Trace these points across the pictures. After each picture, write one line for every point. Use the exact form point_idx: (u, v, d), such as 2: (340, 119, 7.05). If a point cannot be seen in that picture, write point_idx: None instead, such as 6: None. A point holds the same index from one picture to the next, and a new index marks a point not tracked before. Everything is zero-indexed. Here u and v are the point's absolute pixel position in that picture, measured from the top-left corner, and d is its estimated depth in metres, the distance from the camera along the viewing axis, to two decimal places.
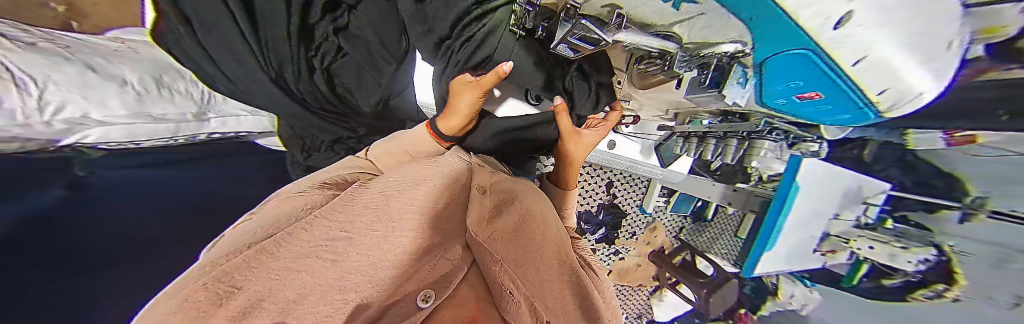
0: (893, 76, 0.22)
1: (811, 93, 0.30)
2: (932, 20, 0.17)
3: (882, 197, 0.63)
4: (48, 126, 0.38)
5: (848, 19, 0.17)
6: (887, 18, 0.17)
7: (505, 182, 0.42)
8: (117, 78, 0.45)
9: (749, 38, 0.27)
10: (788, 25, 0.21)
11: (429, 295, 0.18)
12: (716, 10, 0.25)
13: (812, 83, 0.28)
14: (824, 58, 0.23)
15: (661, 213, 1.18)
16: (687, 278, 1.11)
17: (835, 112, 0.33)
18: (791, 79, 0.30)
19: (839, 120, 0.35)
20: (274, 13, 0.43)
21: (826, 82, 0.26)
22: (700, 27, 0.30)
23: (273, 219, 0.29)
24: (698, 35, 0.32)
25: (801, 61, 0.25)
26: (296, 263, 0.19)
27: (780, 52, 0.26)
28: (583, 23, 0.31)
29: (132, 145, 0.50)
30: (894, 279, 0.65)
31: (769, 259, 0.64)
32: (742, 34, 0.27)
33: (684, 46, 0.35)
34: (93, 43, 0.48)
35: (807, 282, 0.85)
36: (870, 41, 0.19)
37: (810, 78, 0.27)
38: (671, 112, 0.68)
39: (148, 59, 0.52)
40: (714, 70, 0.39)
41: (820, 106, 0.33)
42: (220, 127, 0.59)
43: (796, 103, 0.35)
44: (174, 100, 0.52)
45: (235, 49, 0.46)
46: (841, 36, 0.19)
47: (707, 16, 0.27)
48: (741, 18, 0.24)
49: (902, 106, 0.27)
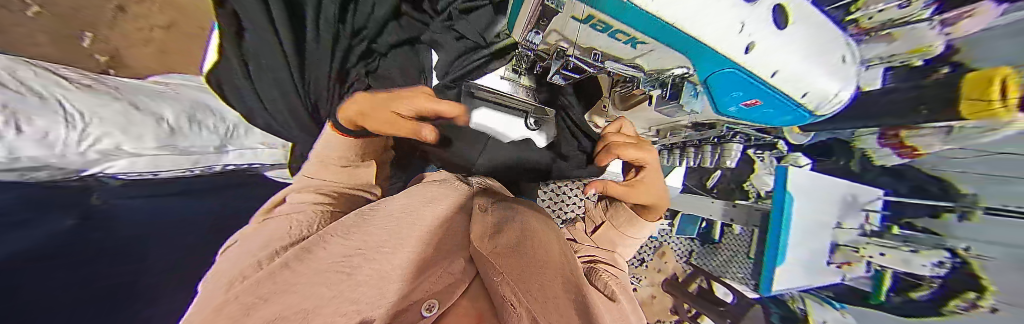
0: (808, 84, 0.28)
1: (751, 100, 0.34)
2: (797, 43, 0.24)
3: (879, 202, 0.66)
4: (82, 155, 0.51)
5: (754, 46, 0.23)
6: (777, 41, 0.23)
7: (506, 202, 0.44)
8: (154, 114, 0.61)
9: (689, 64, 0.32)
10: (713, 59, 0.26)
11: (433, 305, 0.19)
12: (662, 47, 0.29)
13: (754, 97, 0.32)
14: (750, 75, 0.27)
15: (667, 237, 1.15)
16: (707, 308, 1.05)
17: (778, 114, 0.36)
18: (730, 92, 0.33)
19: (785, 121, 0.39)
20: (319, 59, 0.64)
21: (761, 91, 0.30)
22: (654, 58, 0.34)
23: (271, 237, 0.30)
24: (654, 64, 0.37)
25: (736, 79, 0.29)
26: (317, 277, 0.20)
27: (713, 73, 0.30)
28: (571, 60, 0.39)
29: (149, 176, 0.61)
30: (921, 290, 0.61)
31: (784, 274, 0.61)
32: (684, 61, 0.31)
33: (647, 72, 0.40)
34: (144, 86, 0.65)
35: (837, 304, 0.76)
36: (779, 58, 0.24)
37: (746, 89, 0.31)
38: (653, 128, 0.73)
39: (186, 99, 0.68)
40: (671, 86, 0.44)
41: (763, 111, 0.36)
42: (235, 158, 0.74)
43: (742, 111, 0.38)
44: (199, 133, 0.67)
45: (283, 84, 0.64)
46: (760, 63, 0.25)
47: (658, 51, 0.31)
48: (680, 52, 0.28)
49: (825, 105, 0.33)
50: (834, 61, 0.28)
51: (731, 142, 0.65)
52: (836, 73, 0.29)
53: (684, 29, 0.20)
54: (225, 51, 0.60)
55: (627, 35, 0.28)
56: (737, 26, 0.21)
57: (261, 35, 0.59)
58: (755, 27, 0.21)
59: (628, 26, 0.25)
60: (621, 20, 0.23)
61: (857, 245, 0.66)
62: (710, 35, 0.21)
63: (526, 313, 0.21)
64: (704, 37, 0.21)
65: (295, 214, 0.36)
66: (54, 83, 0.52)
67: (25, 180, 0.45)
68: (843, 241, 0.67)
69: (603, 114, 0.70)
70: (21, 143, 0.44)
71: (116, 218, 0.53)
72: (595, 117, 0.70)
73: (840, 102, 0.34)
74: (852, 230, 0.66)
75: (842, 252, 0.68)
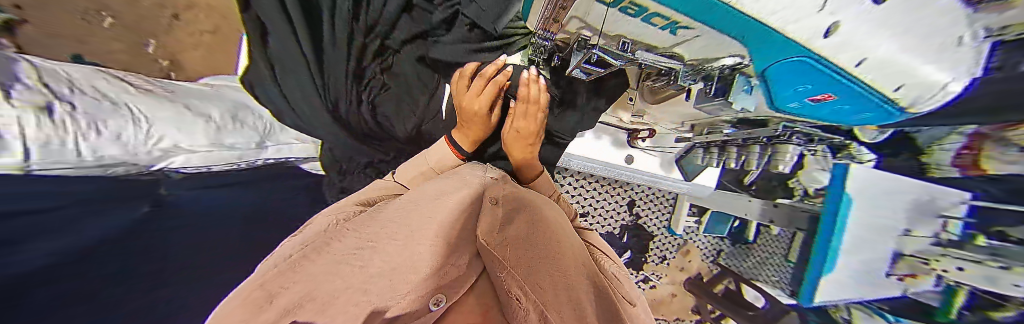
0: (897, 71, 0.25)
1: (823, 95, 0.31)
2: (909, 23, 0.21)
3: (963, 208, 0.54)
4: (148, 153, 0.43)
5: (837, 27, 0.20)
6: (867, 22, 0.20)
7: (519, 193, 0.43)
8: (204, 115, 0.54)
9: (746, 52, 0.28)
10: (783, 44, 0.23)
11: (441, 300, 0.21)
12: (709, 34, 0.26)
13: (826, 90, 0.29)
14: (821, 62, 0.25)
15: (693, 235, 1.08)
16: (733, 311, 0.99)
17: (856, 110, 0.32)
18: (797, 84, 0.30)
19: (862, 117, 0.34)
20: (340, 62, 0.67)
21: (833, 83, 0.28)
22: (699, 46, 0.31)
23: (313, 233, 0.32)
24: (698, 52, 0.33)
25: (801, 67, 0.27)
26: (330, 269, 0.21)
27: (778, 61, 0.27)
28: (594, 51, 0.34)
29: (203, 170, 0.54)
30: (1008, 312, 0.52)
31: (834, 284, 0.55)
32: (735, 50, 0.28)
33: (687, 64, 0.36)
34: (188, 87, 0.59)
35: (891, 317, 0.66)
36: (860, 44, 0.22)
37: (816, 80, 0.28)
38: (688, 124, 0.67)
39: (228, 99, 0.62)
40: (717, 81, 0.39)
41: (838, 106, 0.33)
42: (275, 154, 0.68)
43: (809, 107, 0.35)
44: (242, 132, 0.61)
45: (308, 89, 0.67)
46: (835, 46, 0.22)
47: (703, 38, 0.28)
48: (739, 39, 0.25)
49: (922, 99, 0.29)
50: (947, 43, 0.24)
51: (787, 142, 0.58)
52: (936, 60, 0.25)
53: (745, 12, 0.19)
54: (253, 56, 0.63)
55: (665, 19, 0.25)
56: (812, 10, 0.19)
57: (285, 41, 0.63)
58: (840, 9, 0.19)
59: (672, 11, 0.22)
60: (662, 3, 0.21)
61: (927, 258, 0.55)
62: (780, 18, 0.19)
63: (535, 309, 0.22)
64: (767, 19, 0.20)
65: (339, 209, 0.39)
66: (107, 78, 0.44)
67: (104, 176, 0.39)
68: (908, 251, 0.56)
69: (629, 108, 0.66)
70: (101, 142, 0.36)
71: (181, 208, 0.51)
72: (619, 111, 0.66)
73: (936, 99, 0.30)
74: (927, 240, 0.55)
75: (905, 262, 0.57)
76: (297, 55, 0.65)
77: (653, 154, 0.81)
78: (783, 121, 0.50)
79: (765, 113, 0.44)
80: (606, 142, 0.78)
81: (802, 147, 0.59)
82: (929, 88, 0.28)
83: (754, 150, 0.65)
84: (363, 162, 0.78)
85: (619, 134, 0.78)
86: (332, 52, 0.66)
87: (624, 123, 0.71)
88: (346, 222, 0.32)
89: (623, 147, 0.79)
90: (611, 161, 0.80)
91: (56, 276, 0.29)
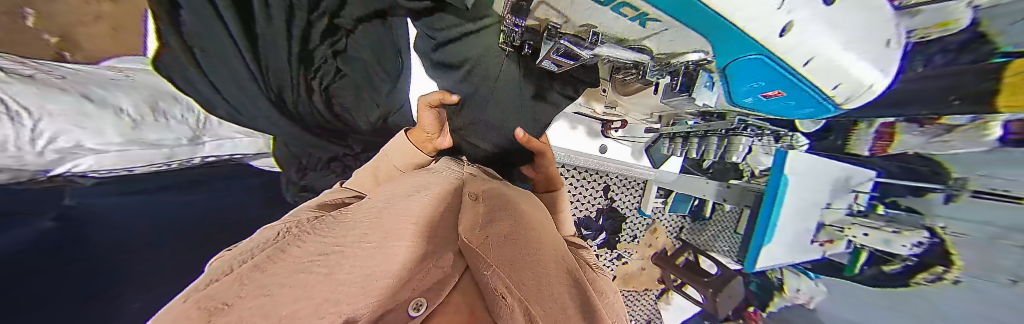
0: (844, 74, 0.26)
1: (774, 92, 0.32)
2: (859, 18, 0.20)
3: (870, 185, 0.67)
4: (40, 156, 0.39)
5: (792, 27, 0.20)
6: (821, 24, 0.20)
7: (498, 188, 0.44)
8: (112, 107, 0.46)
9: (708, 48, 0.30)
10: (742, 40, 0.23)
11: (421, 304, 0.16)
12: (679, 26, 0.27)
13: (777, 88, 0.31)
14: (778, 64, 0.25)
15: (660, 214, 1.18)
16: (693, 279, 1.12)
17: (800, 106, 0.35)
18: (753, 82, 0.32)
19: (806, 113, 0.38)
20: (278, 42, 0.60)
21: (784, 82, 0.29)
22: (665, 40, 0.32)
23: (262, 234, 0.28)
24: (664, 46, 0.35)
25: (758, 66, 0.27)
26: (287, 278, 0.17)
27: (735, 59, 0.28)
28: (563, 43, 0.34)
29: (124, 172, 0.49)
30: (894, 265, 0.66)
31: (769, 252, 0.64)
32: (702, 45, 0.29)
33: (656, 57, 0.38)
34: (90, 73, 0.48)
35: (812, 274, 0.84)
36: (814, 45, 0.22)
37: (769, 80, 0.29)
38: (657, 115, 0.73)
39: (146, 87, 0.52)
40: (683, 76, 0.42)
41: (785, 102, 0.35)
42: (215, 150, 0.60)
43: (761, 102, 0.37)
44: (168, 125, 0.53)
45: (242, 80, 0.58)
46: (789, 45, 0.22)
47: (672, 30, 0.29)
48: (697, 32, 0.26)
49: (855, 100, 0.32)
50: (877, 49, 0.25)
51: (740, 135, 0.64)
52: (878, 62, 0.26)
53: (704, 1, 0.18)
54: (162, 37, 0.52)
55: (635, 9, 0.26)
56: (772, 4, 0.18)
57: (206, 22, 0.54)
58: (800, 5, 0.18)
59: None
60: None
61: (842, 225, 0.68)
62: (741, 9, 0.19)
63: (518, 306, 0.19)
64: (721, 8, 0.19)
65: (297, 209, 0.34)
66: None
67: None
68: (830, 221, 0.68)
69: (602, 99, 0.68)
70: None
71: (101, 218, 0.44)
72: (593, 102, 0.69)
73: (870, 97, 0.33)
74: (841, 210, 0.68)
75: (825, 230, 0.70)
76: (218, 35, 0.55)
77: (624, 143, 0.85)
78: (738, 115, 0.58)
79: (724, 107, 0.47)
80: (582, 133, 0.80)
81: (751, 140, 0.65)
82: (863, 92, 0.30)
83: (712, 141, 0.69)
84: (324, 158, 0.76)
85: (593, 125, 0.81)
86: (268, 32, 0.59)
87: (598, 115, 0.74)
88: (298, 226, 0.28)
89: (598, 136, 0.81)
90: (585, 150, 0.81)
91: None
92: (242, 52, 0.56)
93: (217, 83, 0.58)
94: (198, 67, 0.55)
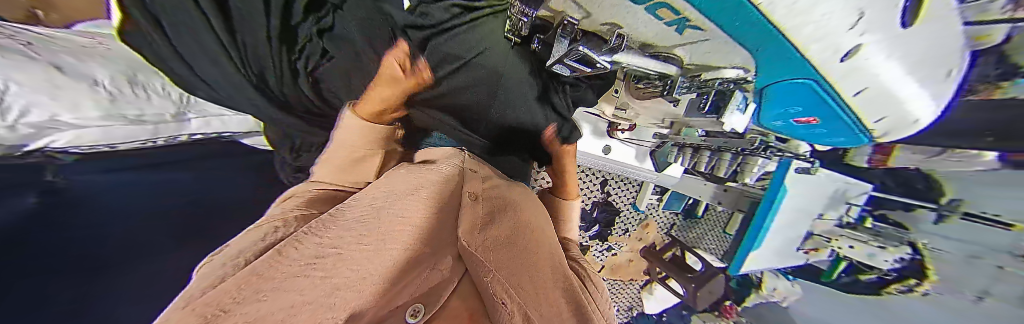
0: (888, 99, 0.26)
1: (808, 117, 0.35)
2: (923, 50, 0.20)
3: (864, 197, 0.66)
4: (12, 129, 0.36)
5: (858, 50, 0.20)
6: (886, 49, 0.20)
7: (499, 188, 0.43)
8: (88, 78, 0.44)
9: (751, 64, 0.28)
10: (796, 58, 0.23)
11: (419, 310, 0.16)
12: (720, 37, 0.25)
13: (814, 113, 0.33)
14: (823, 84, 0.25)
15: (654, 210, 1.19)
16: (676, 272, 1.14)
17: (830, 134, 0.38)
18: (789, 106, 0.34)
19: (842, 140, 0.39)
20: (252, 19, 0.46)
21: (817, 102, 0.30)
22: (700, 51, 0.30)
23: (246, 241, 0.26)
24: (698, 58, 0.32)
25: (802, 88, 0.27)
26: (286, 282, 0.15)
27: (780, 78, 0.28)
28: (581, 48, 0.31)
29: (104, 148, 0.47)
30: (870, 274, 0.71)
31: (757, 258, 0.67)
32: (745, 61, 0.28)
33: (685, 68, 0.36)
34: (60, 38, 0.47)
35: (790, 276, 0.93)
36: (866, 69, 0.22)
37: (805, 102, 0.31)
38: (667, 121, 0.67)
39: (120, 56, 0.51)
40: (714, 95, 0.43)
41: (815, 128, 0.38)
42: (203, 127, 0.58)
43: (790, 126, 0.41)
44: (150, 102, 0.51)
45: (213, 55, 0.48)
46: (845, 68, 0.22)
47: (711, 42, 0.27)
48: (746, 48, 0.25)
49: (897, 128, 0.32)
50: (930, 76, 0.24)
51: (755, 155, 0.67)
52: (933, 93, 0.26)
53: (767, 16, 0.17)
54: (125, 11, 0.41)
55: (676, 13, 0.23)
56: (841, 28, 0.17)
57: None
58: (868, 31, 0.17)
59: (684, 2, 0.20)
60: None
61: (830, 237, 0.69)
62: (807, 30, 0.18)
63: (518, 310, 0.19)
64: (787, 28, 0.18)
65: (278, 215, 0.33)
66: None
67: None
68: (819, 231, 0.69)
69: (613, 100, 0.62)
70: None
71: (95, 197, 0.43)
72: (604, 104, 0.63)
73: (914, 128, 0.33)
74: (832, 221, 0.68)
75: (813, 240, 0.71)
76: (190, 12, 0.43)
77: (629, 145, 0.82)
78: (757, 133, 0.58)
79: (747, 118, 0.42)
80: (587, 130, 0.77)
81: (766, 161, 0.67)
82: (910, 123, 0.30)
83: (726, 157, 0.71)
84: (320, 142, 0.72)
85: (599, 124, 0.78)
86: (242, 4, 0.44)
87: (606, 116, 0.67)
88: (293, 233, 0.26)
89: (602, 136, 0.79)
90: (588, 150, 0.79)
91: (29, 267, 0.32)
92: (206, 16, 0.44)
93: (186, 55, 0.48)
94: (169, 41, 0.45)
